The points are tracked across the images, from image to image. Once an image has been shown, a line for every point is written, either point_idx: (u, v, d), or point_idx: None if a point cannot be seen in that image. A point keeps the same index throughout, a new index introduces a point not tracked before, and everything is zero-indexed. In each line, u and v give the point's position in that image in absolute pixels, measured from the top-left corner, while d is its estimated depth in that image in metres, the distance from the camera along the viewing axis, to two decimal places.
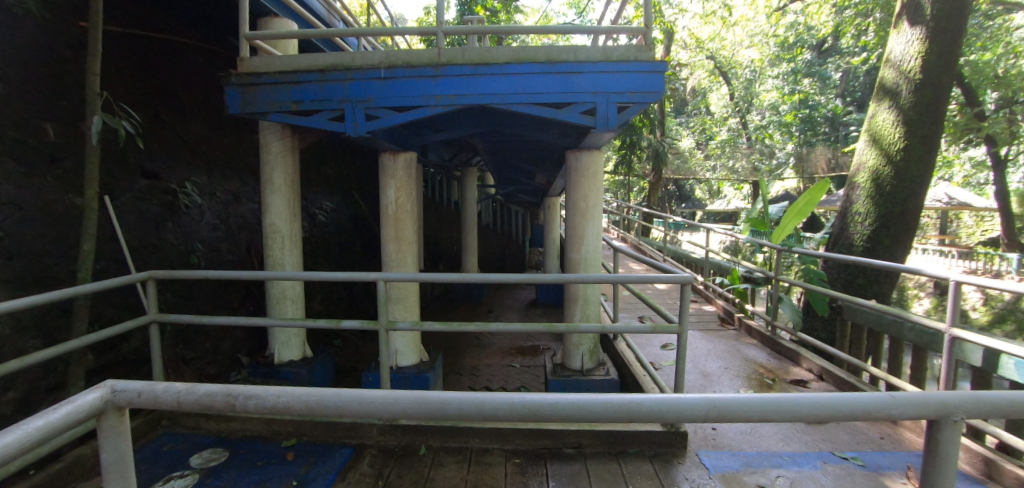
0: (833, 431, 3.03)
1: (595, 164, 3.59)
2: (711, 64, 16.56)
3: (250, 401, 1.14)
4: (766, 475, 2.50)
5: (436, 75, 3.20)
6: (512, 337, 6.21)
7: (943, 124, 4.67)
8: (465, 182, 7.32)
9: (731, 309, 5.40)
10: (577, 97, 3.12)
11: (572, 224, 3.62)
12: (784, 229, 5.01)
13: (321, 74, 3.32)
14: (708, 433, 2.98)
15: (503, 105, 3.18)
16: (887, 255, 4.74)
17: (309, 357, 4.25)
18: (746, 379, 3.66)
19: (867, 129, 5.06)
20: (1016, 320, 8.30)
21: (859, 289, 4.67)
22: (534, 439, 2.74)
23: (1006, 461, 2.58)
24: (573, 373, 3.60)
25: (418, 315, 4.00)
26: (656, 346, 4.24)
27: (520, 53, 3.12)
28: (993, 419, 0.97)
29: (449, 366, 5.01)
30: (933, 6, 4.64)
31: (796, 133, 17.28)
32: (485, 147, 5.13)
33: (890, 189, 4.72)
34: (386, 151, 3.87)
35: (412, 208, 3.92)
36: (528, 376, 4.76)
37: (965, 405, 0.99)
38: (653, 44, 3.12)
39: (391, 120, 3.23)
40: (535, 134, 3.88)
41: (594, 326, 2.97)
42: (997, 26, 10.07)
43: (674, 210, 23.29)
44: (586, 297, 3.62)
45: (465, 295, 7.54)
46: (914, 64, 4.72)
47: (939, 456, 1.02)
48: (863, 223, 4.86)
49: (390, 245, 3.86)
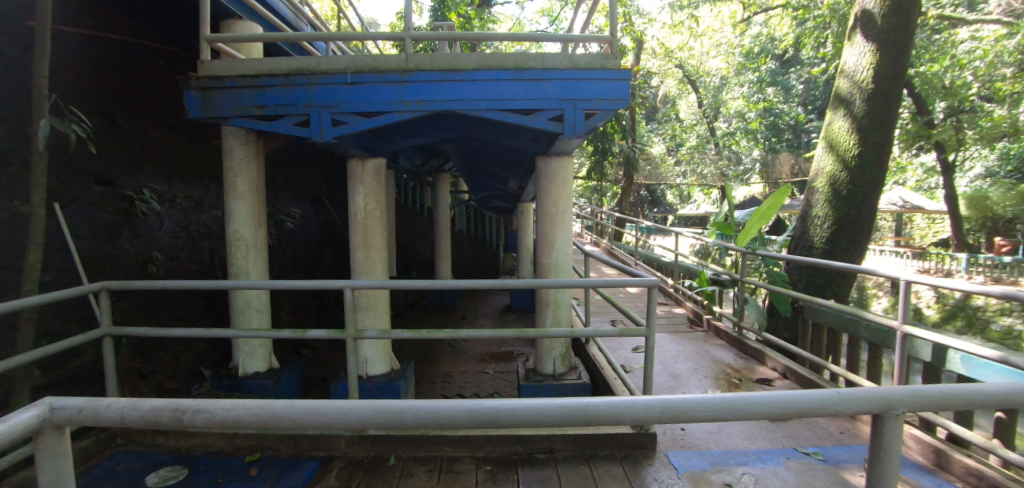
0: (796, 428, 3.12)
1: (564, 170, 3.62)
2: (680, 72, 17.04)
3: (199, 415, 1.08)
4: (732, 473, 2.56)
5: (403, 81, 3.17)
6: (485, 342, 6.18)
7: (894, 131, 4.91)
8: (437, 187, 7.28)
9: (699, 310, 5.50)
10: (545, 104, 3.16)
11: (541, 229, 3.64)
12: (749, 232, 5.13)
13: (285, 78, 3.25)
14: (677, 433, 3.03)
15: (471, 111, 3.18)
16: (844, 256, 4.95)
17: (276, 368, 4.12)
18: (714, 379, 3.74)
19: (825, 136, 5.27)
20: (965, 317, 8.79)
21: (819, 290, 4.85)
22: (506, 445, 2.72)
23: (954, 451, 2.71)
24: (545, 377, 3.61)
25: (388, 322, 3.93)
26: (627, 349, 4.29)
27: (489, 60, 3.13)
28: (930, 413, 1.02)
29: (422, 375, 4.94)
30: (883, 19, 4.89)
31: (762, 140, 17.87)
32: (456, 153, 5.13)
33: (846, 193, 4.93)
34: (354, 157, 3.81)
35: (381, 214, 3.87)
36: (502, 382, 4.73)
37: (904, 398, 1.04)
38: (619, 53, 3.17)
39: (358, 126, 3.20)
40: (505, 140, 3.89)
41: (563, 330, 2.99)
42: (944, 39, 10.69)
43: (647, 215, 23.67)
44: (557, 301, 3.64)
45: (438, 301, 7.48)
46: (866, 75, 4.95)
47: (883, 448, 1.07)
48: (822, 226, 5.06)
49: (359, 252, 3.80)
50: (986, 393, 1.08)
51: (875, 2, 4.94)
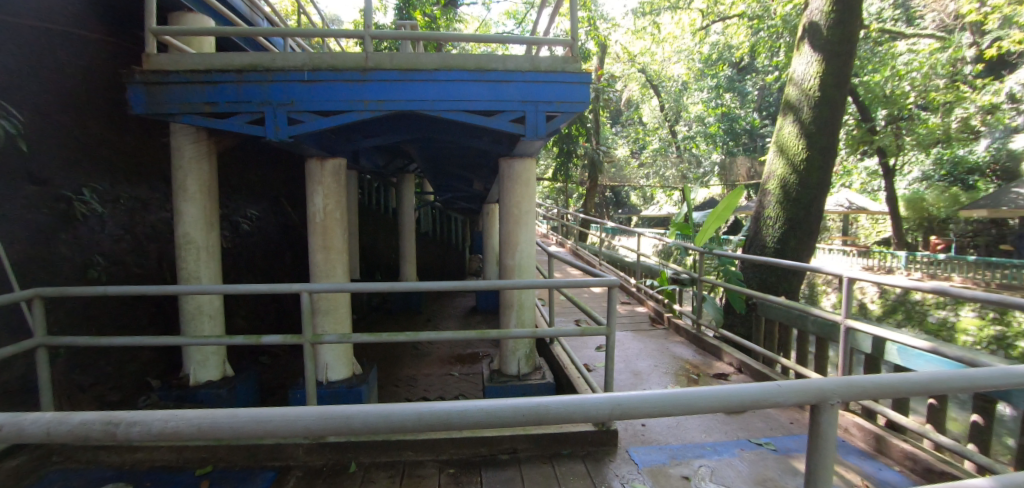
0: (749, 419, 3.25)
1: (527, 171, 3.63)
2: (643, 76, 17.48)
3: (134, 428, 1.01)
4: (690, 466, 2.64)
5: (363, 80, 3.11)
6: (450, 344, 6.14)
7: (839, 136, 5.19)
8: (402, 188, 7.18)
9: (661, 309, 5.64)
10: (507, 105, 3.17)
11: (505, 230, 3.64)
12: (706, 233, 5.31)
13: (238, 75, 3.13)
14: (638, 429, 3.09)
15: (433, 112, 3.15)
16: (793, 255, 5.20)
17: (230, 376, 3.96)
18: (674, 375, 3.85)
19: (776, 141, 5.52)
20: (904, 311, 9.40)
21: (771, 287, 5.07)
22: (469, 448, 2.70)
23: (891, 436, 2.90)
24: (509, 378, 3.61)
25: (349, 326, 3.84)
26: (590, 348, 4.36)
27: (450, 60, 3.11)
28: (862, 402, 1.07)
29: (385, 379, 4.85)
30: (828, 30, 5.16)
31: (720, 144, 18.58)
32: (419, 153, 5.08)
33: (795, 194, 5.18)
34: (313, 157, 3.71)
35: (341, 216, 3.78)
36: (467, 384, 4.71)
37: (839, 389, 1.10)
38: (579, 57, 3.23)
39: (315, 125, 3.11)
40: (468, 141, 3.88)
41: (526, 331, 3.00)
42: (884, 51, 11.40)
43: (612, 216, 24.13)
44: (521, 302, 3.66)
45: (403, 303, 7.38)
46: (813, 83, 5.22)
47: (819, 437, 1.13)
48: (774, 226, 5.30)
49: (318, 255, 3.71)
50: (910, 380, 1.15)
51: (821, 14, 5.22)
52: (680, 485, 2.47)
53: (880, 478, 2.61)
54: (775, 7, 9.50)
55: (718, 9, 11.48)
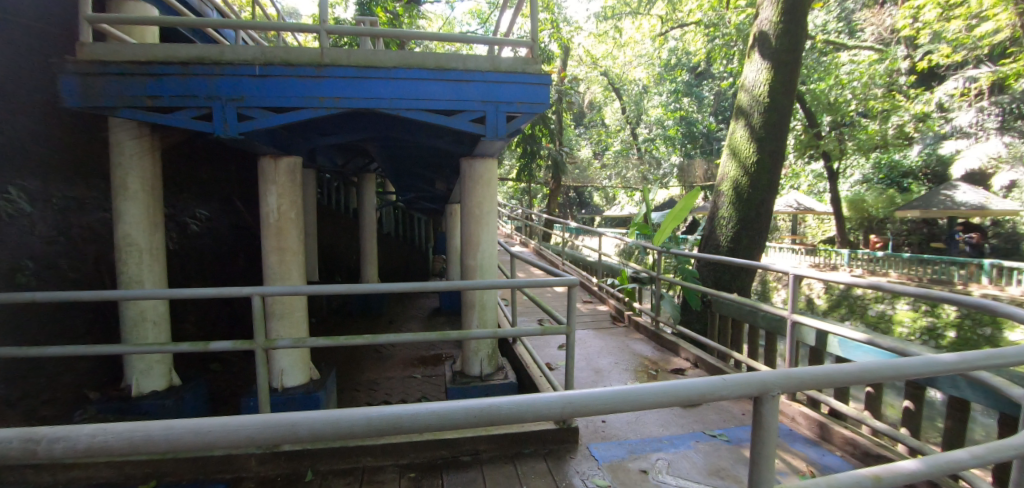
0: (704, 412, 3.37)
1: (488, 171, 3.63)
2: (605, 79, 17.80)
3: (57, 445, 0.91)
4: (647, 459, 2.71)
5: (318, 76, 3.03)
6: (413, 346, 6.06)
7: (786, 140, 5.46)
8: (362, 188, 7.02)
9: (621, 307, 5.77)
10: (467, 105, 3.17)
11: (466, 231, 3.62)
12: (664, 232, 5.46)
13: (183, 67, 2.97)
14: (598, 425, 3.15)
15: (392, 110, 3.11)
16: (745, 253, 5.45)
17: (177, 385, 3.75)
18: (633, 372, 3.94)
19: (729, 145, 5.75)
20: (847, 305, 10.00)
21: (724, 284, 5.28)
22: (431, 450, 2.67)
23: (834, 423, 3.07)
24: (471, 379, 3.59)
25: (305, 330, 3.73)
26: (552, 347, 4.40)
27: (409, 59, 3.07)
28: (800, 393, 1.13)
29: (345, 384, 4.73)
30: (776, 40, 5.43)
31: (679, 146, 19.21)
32: (379, 152, 4.98)
33: (747, 195, 5.42)
34: (265, 155, 3.57)
35: (296, 216, 3.65)
36: (429, 386, 4.67)
37: (779, 381, 1.14)
38: (539, 58, 3.26)
39: (267, 121, 2.99)
40: (429, 141, 3.84)
41: (487, 331, 2.98)
42: (828, 61, 12.09)
43: (575, 215, 24.45)
44: (483, 302, 3.65)
45: (364, 306, 7.22)
46: (763, 90, 5.47)
47: (762, 427, 1.17)
48: (727, 226, 5.54)
49: (272, 256, 3.59)
50: (843, 370, 1.22)
51: (770, 24, 5.49)
52: (638, 478, 2.53)
53: (823, 463, 2.77)
54: (729, 16, 9.92)
55: (676, 16, 11.98)
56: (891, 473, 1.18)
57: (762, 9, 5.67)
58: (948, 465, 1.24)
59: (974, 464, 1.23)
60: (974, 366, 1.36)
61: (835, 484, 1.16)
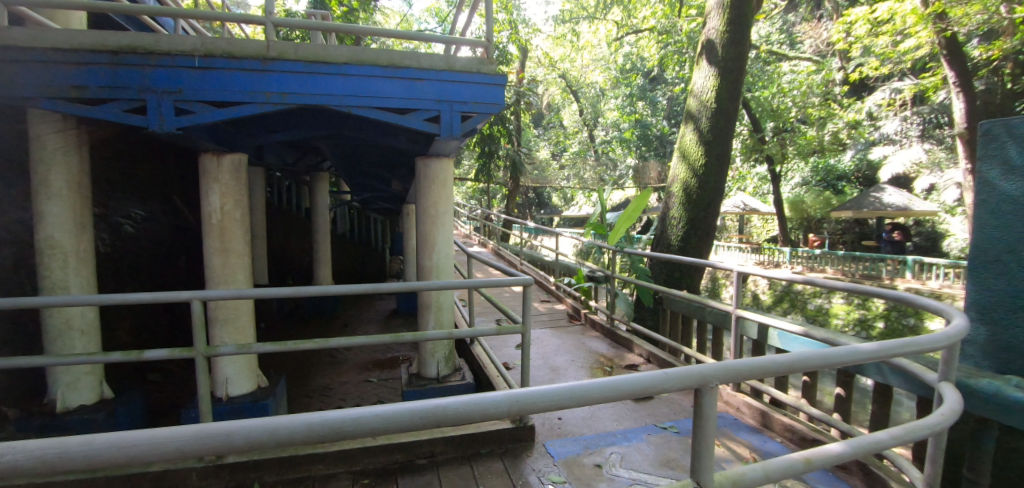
0: (656, 405, 3.49)
1: (444, 172, 3.60)
2: (563, 81, 18.11)
3: None
4: (602, 453, 2.77)
5: (263, 70, 2.90)
6: (369, 349, 5.92)
7: (732, 144, 5.74)
8: (315, 187, 6.77)
9: (578, 306, 5.87)
10: (421, 104, 3.13)
11: (422, 231, 3.58)
12: (618, 232, 5.60)
13: (112, 56, 2.76)
14: (554, 422, 3.20)
15: (342, 107, 3.03)
16: (694, 252, 5.69)
17: (109, 398, 3.49)
18: (589, 368, 4.03)
19: (679, 147, 5.99)
20: (789, 300, 10.63)
21: (675, 282, 5.49)
22: (385, 455, 2.61)
23: (774, 411, 3.26)
24: (428, 381, 3.55)
25: (251, 336, 3.56)
26: (510, 347, 4.42)
27: (361, 55, 3.00)
28: (736, 384, 1.17)
29: (297, 390, 4.56)
30: (722, 48, 5.70)
31: (634, 149, 19.83)
32: (332, 150, 4.83)
33: (696, 196, 5.67)
34: (207, 152, 3.38)
35: (241, 216, 3.49)
36: (386, 390, 4.57)
37: (718, 373, 1.19)
38: (494, 58, 3.26)
39: (208, 117, 2.84)
40: (383, 140, 3.77)
41: (442, 332, 2.95)
42: (771, 70, 12.81)
43: (535, 216, 24.69)
44: (439, 303, 3.61)
45: (318, 309, 6.99)
46: (710, 95, 5.73)
47: (701, 418, 1.21)
48: (677, 226, 5.77)
49: (214, 258, 3.41)
50: (777, 360, 1.28)
51: (716, 33, 5.76)
52: (593, 473, 2.58)
53: (764, 449, 2.93)
54: (681, 24, 10.34)
55: (632, 22, 12.51)
56: (819, 456, 1.26)
57: (709, 18, 5.93)
58: (870, 446, 1.34)
59: (892, 443, 1.34)
60: (891, 354, 1.47)
61: (770, 469, 1.22)
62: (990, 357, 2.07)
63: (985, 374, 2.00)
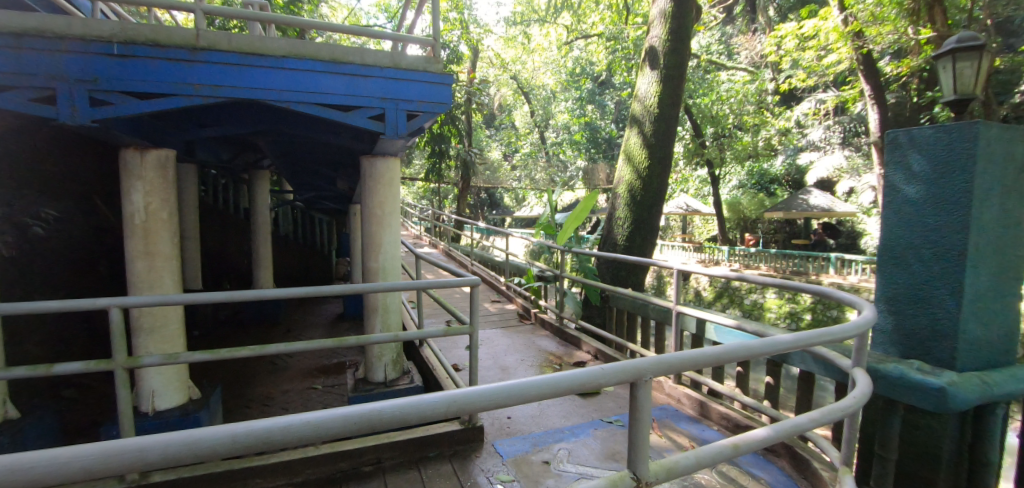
0: (603, 400, 3.60)
1: (390, 171, 3.52)
2: (515, 83, 18.27)
3: None
4: (550, 450, 2.82)
5: (193, 60, 2.72)
6: (314, 355, 5.70)
7: (673, 147, 6.01)
8: (254, 185, 6.41)
9: (527, 305, 5.93)
10: (364, 102, 3.07)
11: (368, 232, 3.49)
12: (567, 232, 5.72)
13: (14, 40, 2.48)
14: (503, 422, 3.22)
15: (280, 102, 2.90)
16: (639, 250, 5.92)
17: (13, 418, 3.13)
18: (539, 367, 4.09)
19: (625, 150, 6.21)
20: (727, 296, 11.26)
21: (621, 280, 5.68)
22: (329, 465, 2.52)
23: (712, 401, 3.44)
24: (375, 386, 3.46)
25: (181, 345, 3.32)
26: (459, 348, 4.40)
27: (300, 48, 2.88)
28: (669, 376, 1.21)
29: (234, 401, 4.31)
30: (664, 56, 5.96)
31: (583, 151, 20.30)
32: (272, 147, 4.60)
33: (640, 197, 5.90)
34: (129, 147, 3.13)
35: (169, 216, 3.25)
36: (331, 398, 4.42)
37: (652, 367, 1.22)
38: (440, 57, 3.25)
39: (130, 109, 2.63)
40: (325, 137, 3.64)
41: (388, 334, 2.87)
42: (709, 78, 13.54)
43: (487, 216, 24.69)
44: (386, 306, 3.54)
45: (258, 314, 6.64)
46: (652, 101, 5.98)
47: (636, 412, 1.23)
48: (623, 226, 5.98)
49: (138, 262, 3.16)
50: (708, 352, 1.33)
51: (659, 41, 6.01)
52: (540, 470, 2.61)
53: (703, 437, 3.10)
54: (627, 31, 10.74)
55: (581, 27, 12.87)
56: (745, 441, 1.34)
57: (652, 26, 6.18)
58: (792, 429, 1.43)
59: (809, 426, 1.44)
60: (809, 343, 1.58)
61: (701, 456, 1.28)
62: (895, 344, 2.30)
63: (892, 359, 2.21)
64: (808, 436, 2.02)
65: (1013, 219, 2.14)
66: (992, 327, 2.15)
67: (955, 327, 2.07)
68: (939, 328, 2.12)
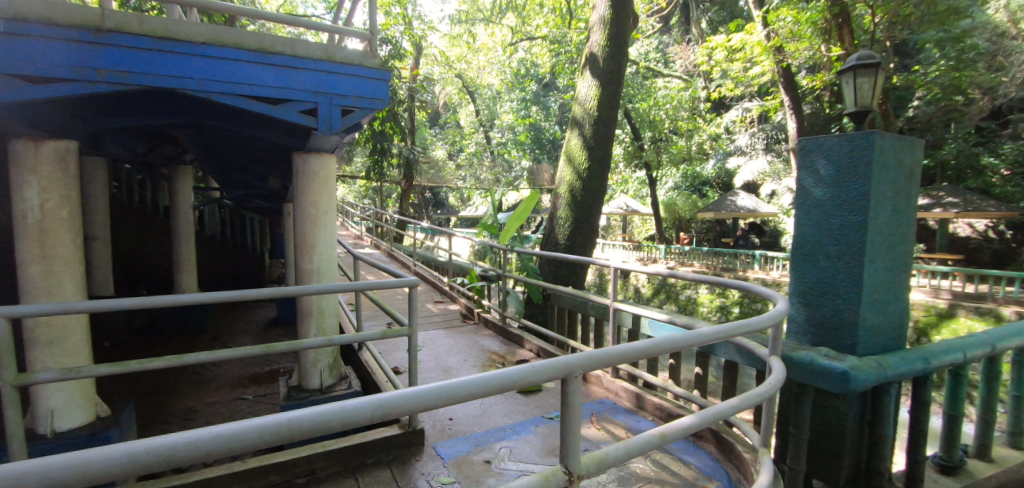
0: (544, 397, 3.68)
1: (324, 168, 3.38)
2: (460, 81, 18.17)
3: None
4: (491, 449, 2.83)
5: (97, 43, 2.45)
6: (244, 363, 5.37)
7: (611, 150, 6.24)
8: (175, 181, 5.91)
9: (470, 305, 5.93)
10: (295, 95, 2.93)
11: (301, 233, 3.34)
12: (509, 232, 5.77)
13: None
14: (445, 424, 3.20)
15: (201, 93, 2.69)
16: (579, 249, 6.10)
17: None
18: (481, 366, 4.11)
19: (566, 151, 6.37)
20: (664, 292, 11.84)
21: (562, 279, 5.82)
22: (258, 479, 2.39)
23: (647, 393, 3.61)
24: (310, 393, 3.31)
25: (86, 358, 3.00)
26: (401, 350, 4.32)
27: (224, 36, 2.71)
28: (597, 371, 1.22)
29: (153, 416, 3.97)
30: (603, 61, 6.17)
31: (528, 152, 20.56)
32: (193, 141, 4.28)
33: (580, 198, 6.08)
34: (20, 137, 2.79)
35: (70, 216, 2.93)
36: (263, 408, 4.18)
37: (583, 363, 1.22)
38: (377, 52, 3.18)
39: (22, 94, 2.35)
40: (255, 132, 3.43)
41: (321, 340, 2.74)
42: (646, 84, 14.21)
43: (432, 216, 24.36)
44: (321, 309, 3.40)
45: (181, 321, 6.14)
46: (592, 104, 6.18)
47: (568, 408, 1.23)
48: (564, 226, 6.14)
49: (31, 266, 2.82)
50: (636, 346, 1.34)
51: (598, 47, 6.22)
52: (481, 469, 2.62)
53: (638, 428, 3.25)
54: (570, 35, 11.05)
55: (525, 28, 13.05)
56: (672, 429, 1.40)
57: (592, 31, 6.37)
58: (715, 416, 1.51)
59: (730, 412, 1.53)
60: (727, 335, 1.68)
61: (631, 446, 1.31)
62: (806, 334, 2.54)
63: (804, 347, 2.43)
64: (733, 423, 2.17)
65: (900, 219, 2.41)
66: (884, 316, 2.42)
67: (855, 317, 2.31)
68: (842, 318, 2.36)
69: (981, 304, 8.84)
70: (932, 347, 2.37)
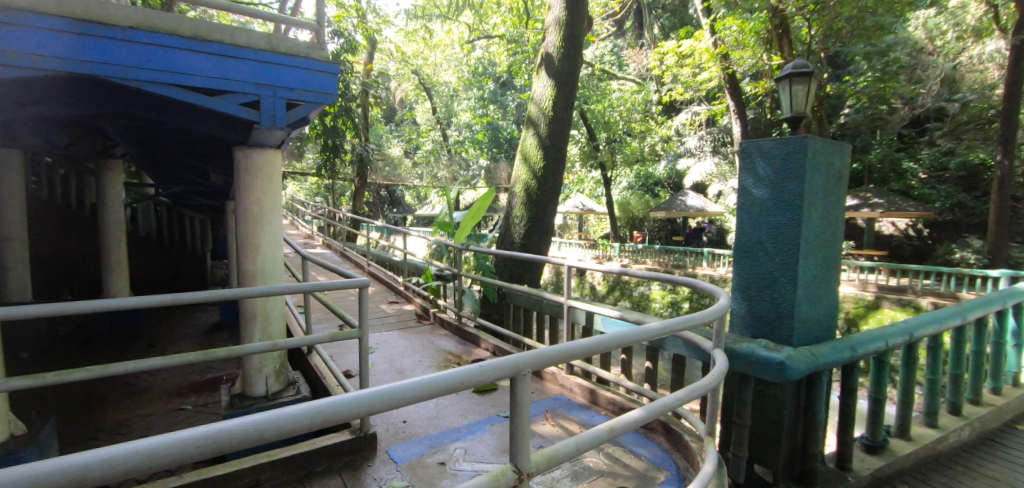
0: (500, 396, 3.70)
1: (268, 165, 3.23)
2: (417, 77, 17.89)
3: None
4: (446, 450, 2.82)
5: (5, 23, 2.24)
6: (182, 371, 5.05)
7: (566, 150, 6.34)
8: (102, 175, 5.45)
9: (426, 305, 5.86)
10: (235, 86, 2.79)
11: (243, 232, 3.18)
12: (465, 230, 5.74)
13: None
14: (398, 427, 3.15)
15: (126, 81, 2.49)
16: (535, 248, 6.16)
17: None
18: (437, 367, 4.07)
19: (522, 150, 6.42)
20: (618, 289, 12.19)
21: (518, 278, 5.86)
22: None
23: (601, 388, 3.69)
24: (255, 400, 3.16)
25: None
26: (353, 354, 4.21)
27: (153, 20, 2.52)
28: (545, 368, 1.22)
29: (78, 431, 3.67)
30: (558, 62, 6.26)
31: (485, 150, 20.52)
32: (123, 134, 3.99)
33: (536, 196, 6.14)
34: None
35: None
36: (204, 417, 3.95)
37: (532, 361, 1.22)
38: (324, 44, 3.09)
39: None
40: (192, 126, 3.23)
41: (264, 344, 2.60)
42: (601, 86, 14.58)
43: (388, 215, 23.85)
44: (266, 312, 3.25)
45: (109, 328, 5.69)
46: (547, 104, 6.26)
47: (517, 406, 1.22)
48: (520, 224, 6.19)
49: None
50: (583, 342, 1.35)
51: (553, 48, 6.31)
52: (436, 471, 2.60)
53: (592, 423, 3.32)
54: (527, 35, 11.17)
55: (482, 26, 13.02)
56: (620, 423, 1.43)
57: (548, 32, 6.44)
58: (662, 408, 1.55)
59: (676, 404, 1.59)
60: (674, 329, 1.73)
61: (580, 442, 1.33)
62: (747, 327, 2.70)
63: (744, 340, 2.57)
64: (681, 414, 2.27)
65: (829, 219, 2.60)
66: (816, 309, 2.60)
67: (789, 310, 2.47)
68: (778, 312, 2.53)
69: (902, 296, 9.71)
70: (858, 337, 2.55)
